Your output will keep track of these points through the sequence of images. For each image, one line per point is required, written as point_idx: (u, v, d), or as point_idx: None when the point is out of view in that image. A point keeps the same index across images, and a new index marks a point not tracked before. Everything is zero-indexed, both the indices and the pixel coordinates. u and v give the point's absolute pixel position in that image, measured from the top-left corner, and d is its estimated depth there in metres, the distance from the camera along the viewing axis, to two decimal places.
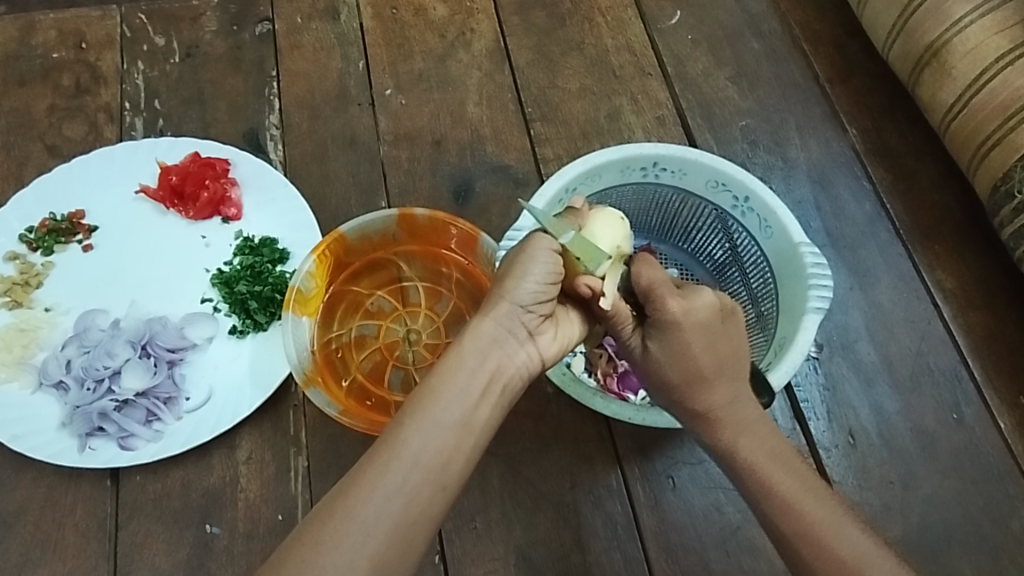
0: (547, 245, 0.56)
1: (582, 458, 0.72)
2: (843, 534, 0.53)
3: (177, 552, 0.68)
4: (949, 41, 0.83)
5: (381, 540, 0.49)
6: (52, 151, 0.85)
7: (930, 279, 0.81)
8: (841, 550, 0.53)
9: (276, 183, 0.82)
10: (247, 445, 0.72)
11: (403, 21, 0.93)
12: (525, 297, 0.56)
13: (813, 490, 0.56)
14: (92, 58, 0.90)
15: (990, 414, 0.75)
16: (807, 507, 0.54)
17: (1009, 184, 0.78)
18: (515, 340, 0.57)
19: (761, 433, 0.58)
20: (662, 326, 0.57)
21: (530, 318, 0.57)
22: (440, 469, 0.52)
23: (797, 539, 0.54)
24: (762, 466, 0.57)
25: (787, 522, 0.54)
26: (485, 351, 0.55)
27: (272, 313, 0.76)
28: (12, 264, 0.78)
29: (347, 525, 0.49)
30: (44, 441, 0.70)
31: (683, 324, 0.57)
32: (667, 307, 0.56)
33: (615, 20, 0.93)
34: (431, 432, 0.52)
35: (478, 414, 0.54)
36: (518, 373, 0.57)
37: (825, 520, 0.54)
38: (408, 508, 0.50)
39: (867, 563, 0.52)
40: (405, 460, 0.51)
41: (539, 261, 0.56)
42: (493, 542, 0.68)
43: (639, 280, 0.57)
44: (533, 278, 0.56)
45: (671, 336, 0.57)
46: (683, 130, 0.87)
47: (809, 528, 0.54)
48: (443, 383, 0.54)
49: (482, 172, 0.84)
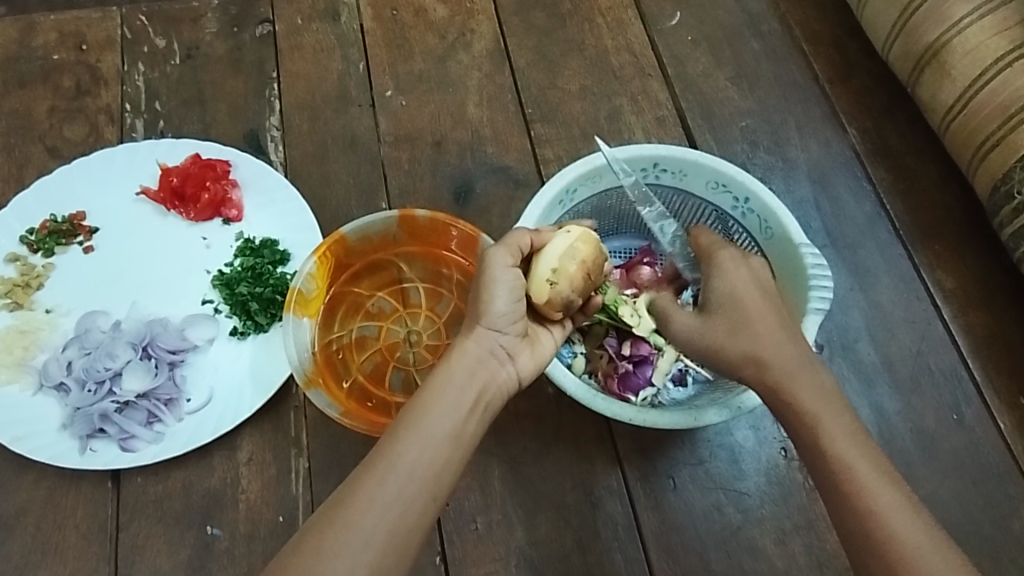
0: (505, 263, 0.58)
1: (582, 459, 0.72)
2: (909, 521, 0.52)
3: (177, 554, 0.68)
4: (948, 41, 0.83)
5: (379, 548, 0.50)
6: (53, 152, 0.85)
7: (929, 279, 0.81)
8: (916, 537, 0.52)
9: (276, 184, 0.82)
10: (247, 447, 0.72)
11: (403, 22, 0.93)
12: (500, 320, 0.58)
13: (888, 479, 0.54)
14: (92, 59, 0.90)
15: (990, 414, 0.75)
16: (879, 493, 0.53)
17: (1009, 185, 0.78)
18: (496, 360, 0.58)
19: (842, 416, 0.57)
20: (719, 276, 0.62)
21: (507, 338, 0.59)
22: (433, 480, 0.53)
23: (867, 520, 0.53)
24: (841, 442, 0.56)
25: (860, 501, 0.53)
26: (471, 370, 0.57)
27: (272, 314, 0.76)
28: (13, 266, 0.78)
29: (348, 534, 0.50)
30: (45, 443, 0.70)
31: (745, 271, 0.62)
32: (726, 254, 0.62)
33: (615, 21, 0.93)
34: (425, 444, 0.53)
35: (468, 428, 0.55)
36: (501, 390, 0.59)
37: (896, 508, 0.53)
38: (404, 518, 0.51)
39: (937, 554, 0.51)
40: (401, 471, 0.52)
41: (502, 281, 0.58)
42: (493, 542, 0.69)
43: (697, 240, 0.65)
44: (501, 301, 0.58)
45: (732, 282, 0.61)
46: (683, 131, 0.87)
47: (881, 511, 0.53)
48: (434, 399, 0.55)
49: (483, 173, 0.84)
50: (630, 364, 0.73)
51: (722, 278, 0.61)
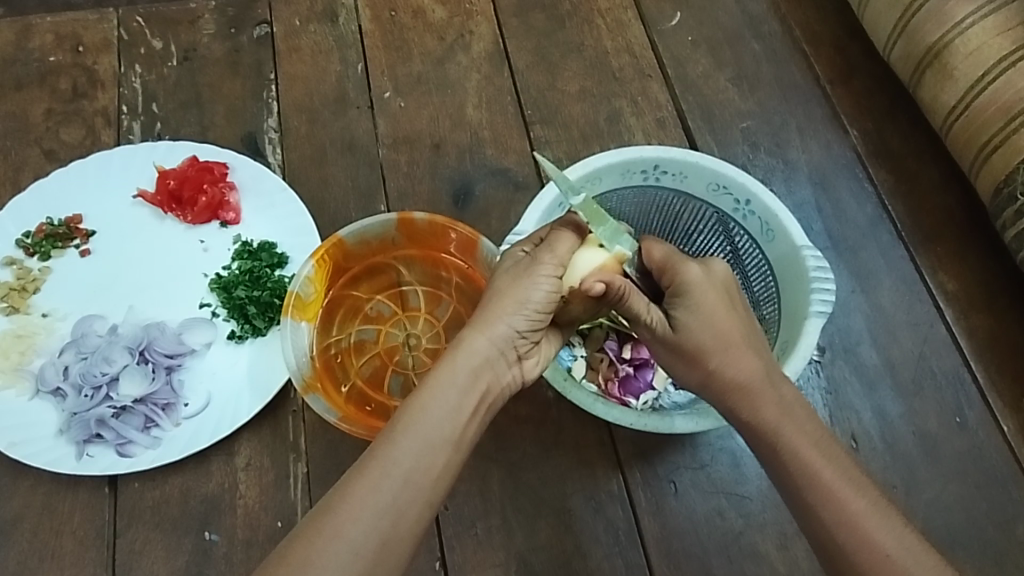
0: (550, 270, 0.58)
1: (582, 463, 0.71)
2: (880, 526, 0.52)
3: (175, 560, 0.67)
4: (949, 42, 0.82)
5: (369, 558, 0.50)
6: (49, 155, 0.85)
7: (931, 282, 0.81)
8: (885, 544, 0.51)
9: (274, 187, 0.81)
10: (245, 452, 0.71)
11: (401, 24, 0.92)
12: (521, 322, 0.57)
13: (857, 485, 0.54)
14: (89, 62, 0.89)
15: (993, 417, 0.74)
16: (849, 500, 0.53)
17: (1011, 186, 0.77)
18: (505, 362, 0.57)
19: (807, 425, 0.57)
20: (682, 292, 0.59)
21: (521, 341, 0.58)
22: (428, 487, 0.52)
23: (839, 531, 0.52)
24: (806, 453, 0.55)
25: (827, 511, 0.53)
26: (477, 371, 0.56)
27: (270, 318, 0.75)
28: (9, 269, 0.78)
29: (336, 544, 0.49)
30: (42, 449, 0.70)
31: (707, 285, 0.58)
32: (689, 269, 0.59)
33: (615, 22, 0.93)
34: (421, 449, 0.53)
35: (467, 431, 0.55)
36: (503, 392, 0.58)
37: (867, 514, 0.52)
38: (396, 525, 0.51)
39: (910, 559, 0.51)
40: (395, 478, 0.52)
41: (539, 286, 0.58)
42: (493, 548, 0.68)
43: (653, 257, 0.61)
44: (531, 304, 0.57)
45: (698, 301, 0.58)
46: (683, 133, 0.87)
47: (850, 520, 0.52)
48: (435, 402, 0.54)
49: (482, 175, 0.84)
50: (630, 367, 0.73)
51: (685, 295, 0.58)
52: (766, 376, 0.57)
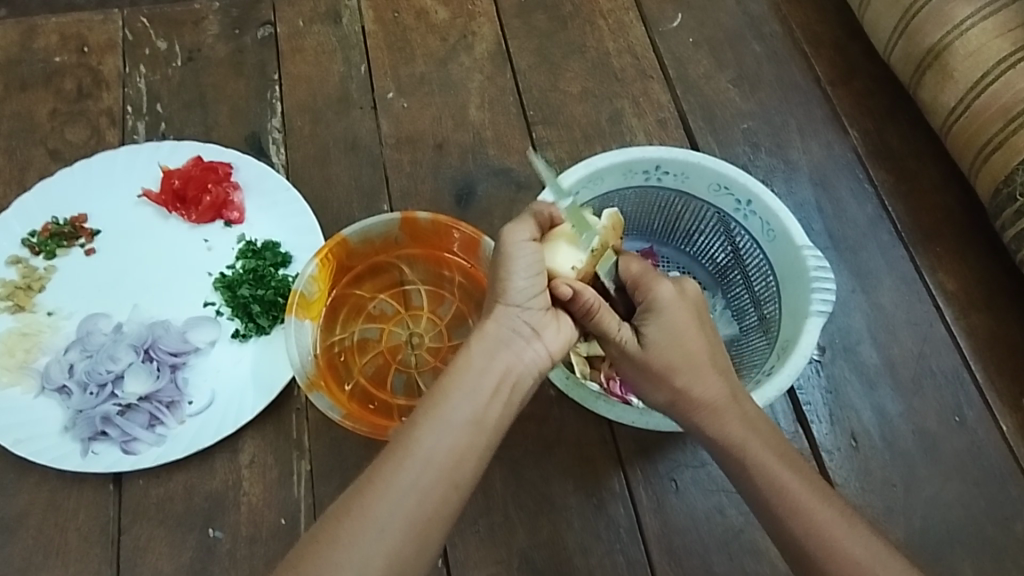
0: (522, 237, 0.58)
1: (584, 461, 0.72)
2: (849, 535, 0.54)
3: (179, 556, 0.68)
4: (949, 44, 0.83)
5: (397, 537, 0.51)
6: (54, 155, 0.85)
7: (931, 281, 0.81)
8: (859, 549, 0.53)
9: (277, 188, 0.82)
10: (249, 449, 0.72)
11: (404, 25, 0.93)
12: (520, 296, 0.58)
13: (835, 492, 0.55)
14: (94, 62, 0.90)
15: (992, 416, 0.75)
16: (817, 510, 0.55)
17: (1010, 187, 0.78)
18: (521, 340, 0.58)
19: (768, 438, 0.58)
20: (654, 309, 0.60)
21: (530, 314, 0.58)
22: (453, 467, 0.53)
23: (811, 541, 0.54)
24: (777, 466, 0.57)
25: (795, 522, 0.55)
26: (494, 352, 0.57)
27: (274, 316, 0.76)
28: (14, 268, 0.78)
29: (364, 524, 0.51)
30: (46, 446, 0.70)
31: (677, 303, 0.60)
32: (662, 287, 0.60)
33: (616, 22, 0.93)
34: (443, 430, 0.54)
35: (490, 413, 0.55)
36: (528, 370, 0.58)
37: (836, 523, 0.54)
38: (422, 506, 0.52)
39: (883, 563, 0.53)
40: (419, 458, 0.53)
41: (519, 256, 0.58)
42: (494, 545, 0.68)
43: (630, 271, 0.62)
44: (518, 276, 0.58)
45: (669, 318, 0.60)
46: (684, 133, 0.87)
47: (819, 529, 0.54)
48: (454, 383, 0.55)
49: (484, 175, 0.84)
50: None
51: (657, 312, 0.60)
52: (732, 394, 0.59)
